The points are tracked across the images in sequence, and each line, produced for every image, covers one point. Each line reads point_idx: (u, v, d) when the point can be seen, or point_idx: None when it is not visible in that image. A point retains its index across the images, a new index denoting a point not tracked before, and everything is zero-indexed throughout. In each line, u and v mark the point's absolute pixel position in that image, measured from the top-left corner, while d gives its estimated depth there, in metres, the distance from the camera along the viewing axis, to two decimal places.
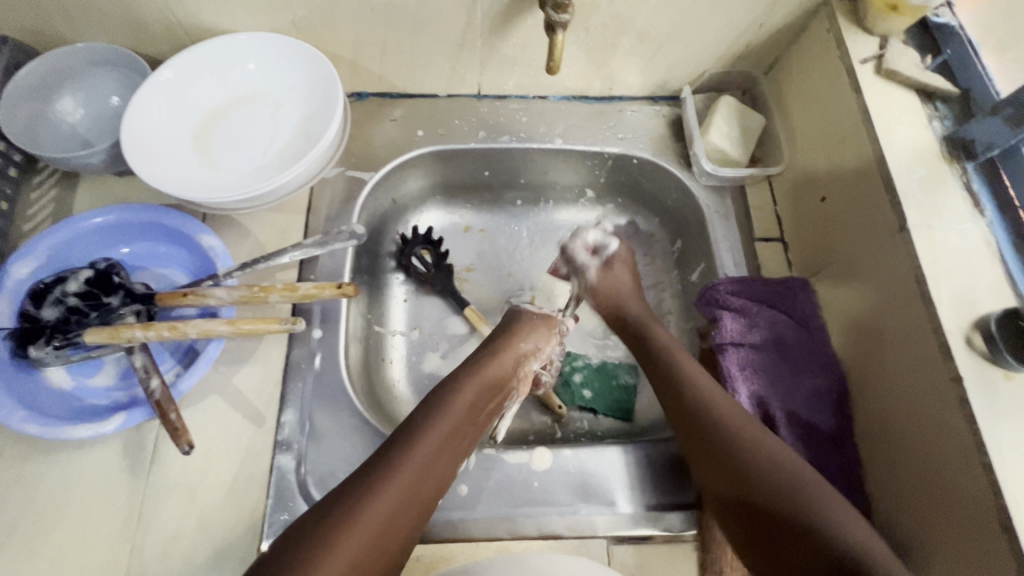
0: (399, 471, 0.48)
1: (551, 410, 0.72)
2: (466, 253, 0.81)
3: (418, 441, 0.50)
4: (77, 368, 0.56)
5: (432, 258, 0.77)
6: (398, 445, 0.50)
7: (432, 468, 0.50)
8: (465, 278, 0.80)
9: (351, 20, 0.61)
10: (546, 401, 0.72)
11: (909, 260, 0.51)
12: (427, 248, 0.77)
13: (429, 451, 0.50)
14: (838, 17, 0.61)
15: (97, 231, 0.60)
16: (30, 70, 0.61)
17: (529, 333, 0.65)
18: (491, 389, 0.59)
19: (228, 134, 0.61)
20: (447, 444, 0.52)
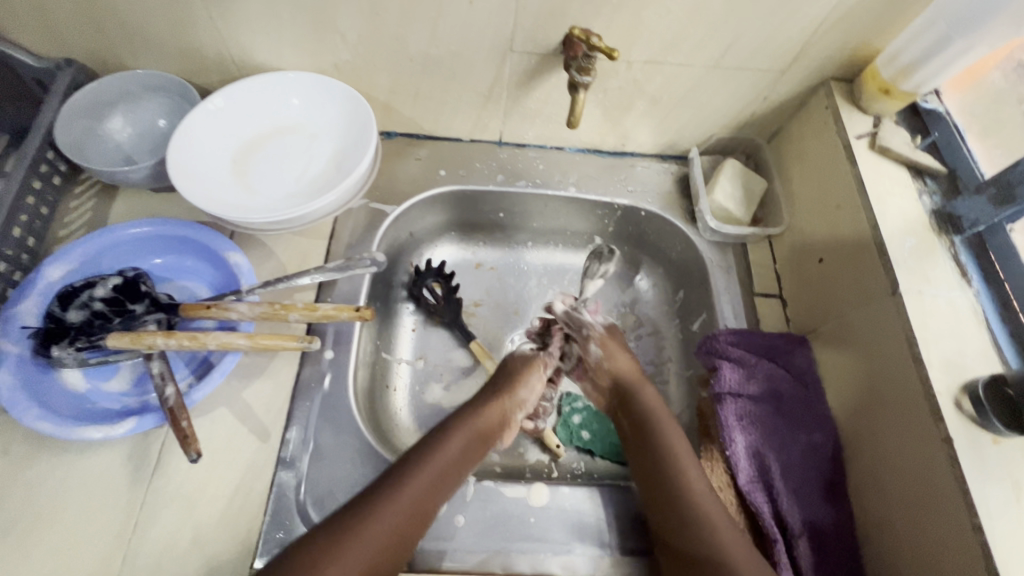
0: (384, 510, 0.49)
1: (549, 449, 0.73)
2: (475, 289, 0.84)
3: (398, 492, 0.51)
4: (94, 371, 0.58)
5: (442, 291, 0.80)
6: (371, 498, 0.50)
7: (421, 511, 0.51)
8: (473, 313, 0.82)
9: (389, 67, 0.67)
10: (544, 440, 0.72)
11: (900, 322, 0.54)
12: (438, 281, 0.80)
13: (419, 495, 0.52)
14: (835, 96, 0.66)
15: (129, 240, 0.63)
16: (87, 90, 0.66)
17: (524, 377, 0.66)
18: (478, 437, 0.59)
19: (265, 161, 0.65)
20: (428, 493, 0.53)
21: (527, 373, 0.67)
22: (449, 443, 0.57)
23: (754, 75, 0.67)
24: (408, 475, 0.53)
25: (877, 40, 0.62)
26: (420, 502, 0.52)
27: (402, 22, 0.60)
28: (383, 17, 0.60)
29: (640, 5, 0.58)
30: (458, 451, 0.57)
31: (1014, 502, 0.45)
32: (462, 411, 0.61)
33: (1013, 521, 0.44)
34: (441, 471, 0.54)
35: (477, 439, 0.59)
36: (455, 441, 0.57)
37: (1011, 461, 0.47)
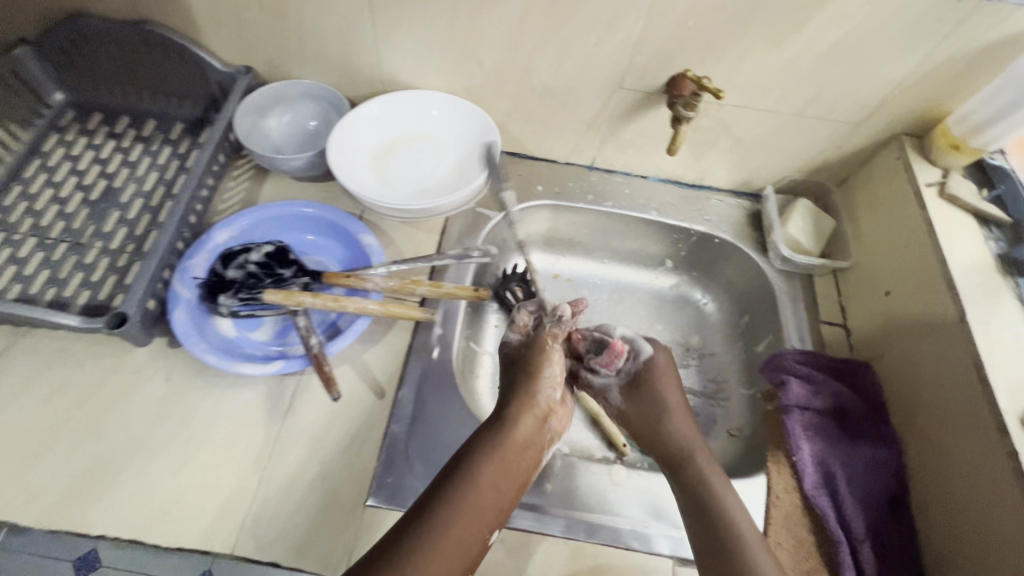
0: (442, 530, 0.50)
1: (616, 448, 0.77)
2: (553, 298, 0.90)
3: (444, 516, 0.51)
4: (242, 321, 0.67)
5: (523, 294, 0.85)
6: (419, 525, 0.50)
7: (471, 527, 0.52)
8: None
9: (512, 93, 0.78)
10: (612, 437, 0.77)
11: (968, 348, 0.59)
12: (520, 286, 0.85)
13: (465, 515, 0.52)
14: (907, 148, 0.74)
15: (280, 216, 0.74)
16: (260, 92, 0.80)
17: (550, 379, 0.63)
18: (517, 443, 0.58)
19: (401, 162, 0.77)
20: (476, 509, 0.53)
21: (545, 362, 0.63)
22: (485, 454, 0.56)
23: (832, 124, 0.75)
24: (452, 491, 0.53)
25: (948, 102, 0.70)
26: (474, 524, 0.52)
27: (533, 56, 0.72)
28: (518, 51, 0.71)
29: (740, 56, 0.68)
30: (497, 470, 0.55)
31: None
32: (496, 426, 0.58)
33: None
34: (489, 492, 0.54)
35: (517, 448, 0.58)
36: (493, 460, 0.56)
37: None
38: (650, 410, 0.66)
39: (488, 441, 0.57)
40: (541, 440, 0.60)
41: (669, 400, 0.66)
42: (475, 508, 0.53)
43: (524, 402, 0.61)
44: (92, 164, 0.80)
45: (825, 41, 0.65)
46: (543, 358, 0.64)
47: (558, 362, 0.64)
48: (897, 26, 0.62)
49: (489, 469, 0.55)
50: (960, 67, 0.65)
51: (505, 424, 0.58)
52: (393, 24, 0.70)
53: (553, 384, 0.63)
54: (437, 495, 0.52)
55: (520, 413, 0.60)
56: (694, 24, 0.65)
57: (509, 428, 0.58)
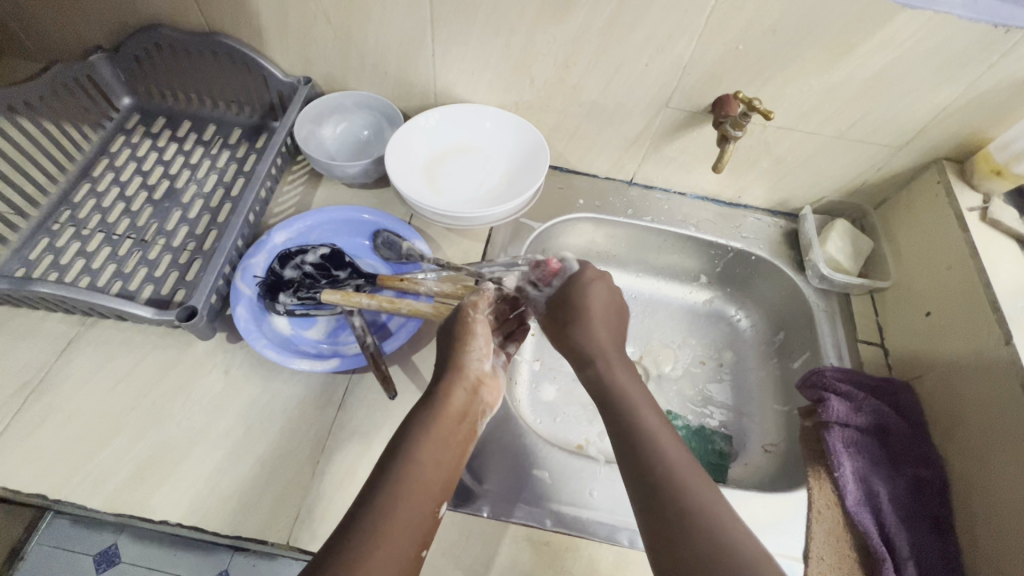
0: (392, 515, 0.48)
1: None
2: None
3: (390, 501, 0.48)
4: (297, 320, 0.70)
5: None
6: (363, 514, 0.47)
7: (416, 505, 0.49)
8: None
9: (559, 109, 0.81)
10: None
11: (1014, 370, 0.60)
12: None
13: (410, 496, 0.49)
14: (948, 173, 0.75)
15: (336, 220, 0.77)
16: (319, 101, 0.84)
17: (472, 347, 0.60)
18: (455, 417, 0.56)
19: (452, 172, 0.80)
20: (419, 489, 0.50)
21: (470, 333, 0.60)
22: (422, 434, 0.53)
23: (873, 148, 0.77)
24: (393, 475, 0.50)
25: (990, 129, 0.71)
26: (417, 504, 0.49)
27: (585, 75, 0.75)
28: (570, 69, 0.74)
29: (786, 79, 0.70)
30: (437, 446, 0.53)
31: None
32: (428, 403, 0.56)
33: None
34: (429, 468, 0.51)
35: (454, 423, 0.55)
36: (430, 431, 0.53)
37: None
38: (581, 301, 0.66)
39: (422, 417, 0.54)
40: (474, 407, 0.58)
41: (592, 300, 0.66)
42: (417, 485, 0.50)
43: (451, 374, 0.58)
44: (156, 165, 0.84)
45: (872, 67, 0.67)
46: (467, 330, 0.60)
47: (482, 334, 0.61)
48: (944, 55, 0.64)
49: (424, 443, 0.52)
50: (1004, 95, 0.67)
51: (438, 402, 0.56)
52: (452, 41, 0.74)
53: (479, 355, 0.60)
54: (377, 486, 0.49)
55: (450, 387, 0.57)
56: (744, 48, 0.67)
57: (439, 399, 0.56)
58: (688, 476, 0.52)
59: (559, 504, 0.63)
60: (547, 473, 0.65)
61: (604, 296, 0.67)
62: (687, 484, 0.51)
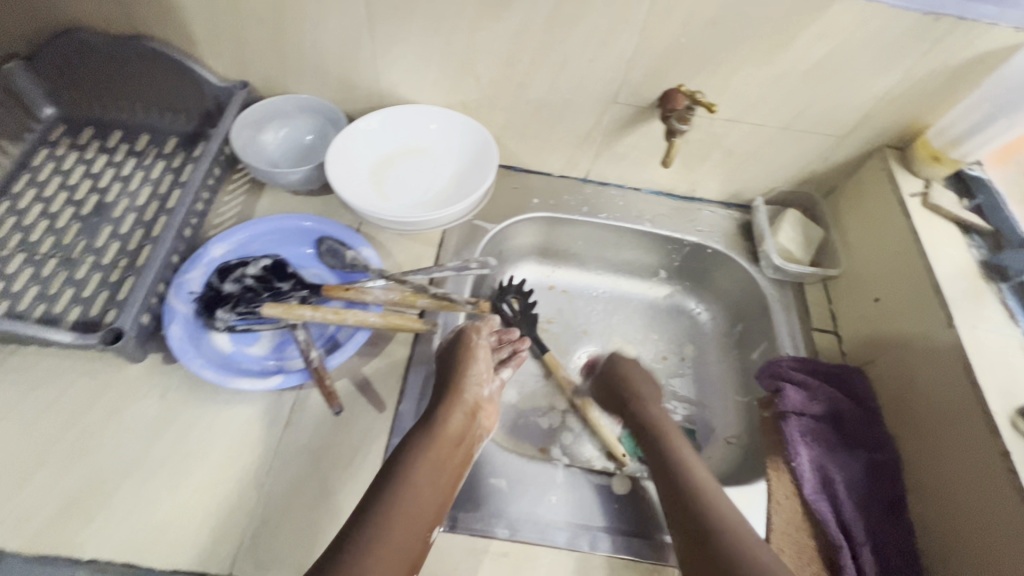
0: (385, 539, 0.51)
1: (615, 458, 0.76)
2: (549, 309, 0.93)
3: (383, 524, 0.51)
4: (239, 336, 0.66)
5: (519, 306, 0.87)
6: (356, 535, 0.50)
7: (411, 526, 0.52)
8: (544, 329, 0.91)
9: (508, 107, 0.79)
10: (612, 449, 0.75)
11: (957, 352, 0.61)
12: (515, 297, 0.88)
13: (404, 518, 0.52)
14: (890, 160, 0.77)
15: (279, 229, 0.74)
16: (257, 106, 0.80)
17: (472, 375, 0.64)
18: (452, 441, 0.59)
19: (398, 176, 0.77)
20: (416, 513, 0.53)
21: (469, 361, 0.64)
22: (419, 459, 0.56)
23: (819, 137, 0.78)
24: (387, 499, 0.53)
25: (928, 116, 0.72)
26: (410, 522, 0.52)
27: (530, 72, 0.73)
28: (515, 66, 0.73)
29: (730, 72, 0.70)
30: (430, 468, 0.56)
31: None
32: (426, 426, 0.59)
33: None
34: (423, 487, 0.55)
35: (452, 447, 0.59)
36: (429, 451, 0.57)
37: None
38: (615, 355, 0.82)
39: (421, 436, 0.58)
40: (473, 431, 0.62)
41: (637, 371, 0.78)
42: (409, 501, 0.53)
43: (451, 396, 0.62)
44: (83, 178, 0.79)
45: (812, 58, 0.67)
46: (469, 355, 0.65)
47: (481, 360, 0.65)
48: (880, 43, 0.64)
49: (424, 463, 0.56)
50: (939, 82, 0.68)
51: (436, 428, 0.59)
52: (391, 39, 0.71)
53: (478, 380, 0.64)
54: (376, 498, 0.53)
55: (447, 411, 0.60)
56: (686, 42, 0.67)
57: (440, 420, 0.60)
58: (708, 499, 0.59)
59: (518, 512, 0.61)
60: (505, 480, 0.64)
61: (652, 391, 0.76)
62: (710, 497, 0.59)
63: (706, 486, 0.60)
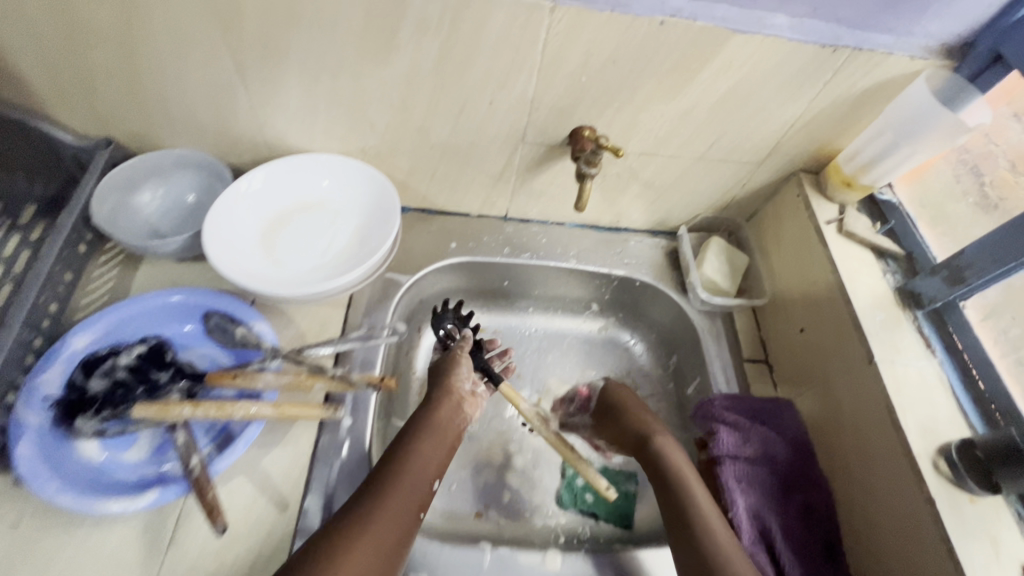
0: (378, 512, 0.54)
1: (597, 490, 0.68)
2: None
3: (379, 497, 0.55)
4: (110, 441, 0.58)
5: (459, 331, 0.77)
6: (351, 514, 0.54)
7: (404, 503, 0.56)
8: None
9: (410, 151, 0.73)
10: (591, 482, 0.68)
11: (879, 389, 0.60)
12: (453, 321, 0.77)
13: (397, 494, 0.56)
14: (805, 186, 0.75)
15: (159, 308, 0.65)
16: (125, 166, 0.71)
17: (458, 378, 0.69)
18: (438, 430, 0.63)
19: (292, 235, 0.69)
20: (407, 487, 0.57)
21: (453, 367, 0.70)
22: (410, 445, 0.61)
23: (734, 166, 0.76)
24: (379, 477, 0.57)
25: (837, 141, 0.72)
26: (398, 513, 0.55)
27: (428, 115, 0.67)
28: (411, 112, 0.67)
29: (637, 109, 0.66)
30: (421, 453, 0.61)
31: (994, 561, 0.49)
32: (415, 420, 0.64)
33: None
34: (417, 471, 0.59)
35: (438, 435, 0.63)
36: (420, 445, 0.61)
37: (989, 521, 0.52)
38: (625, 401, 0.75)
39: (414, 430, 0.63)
40: (458, 424, 0.66)
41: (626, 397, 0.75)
42: (398, 498, 0.56)
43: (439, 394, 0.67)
44: None
45: (717, 92, 0.64)
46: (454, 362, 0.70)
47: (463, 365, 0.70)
48: (783, 74, 0.62)
49: (413, 460, 0.60)
50: (843, 110, 0.67)
51: (422, 418, 0.64)
52: (268, 89, 0.64)
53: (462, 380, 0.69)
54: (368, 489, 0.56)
55: (433, 406, 0.65)
56: (587, 80, 0.63)
57: (431, 419, 0.64)
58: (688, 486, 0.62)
59: None
60: (425, 574, 0.59)
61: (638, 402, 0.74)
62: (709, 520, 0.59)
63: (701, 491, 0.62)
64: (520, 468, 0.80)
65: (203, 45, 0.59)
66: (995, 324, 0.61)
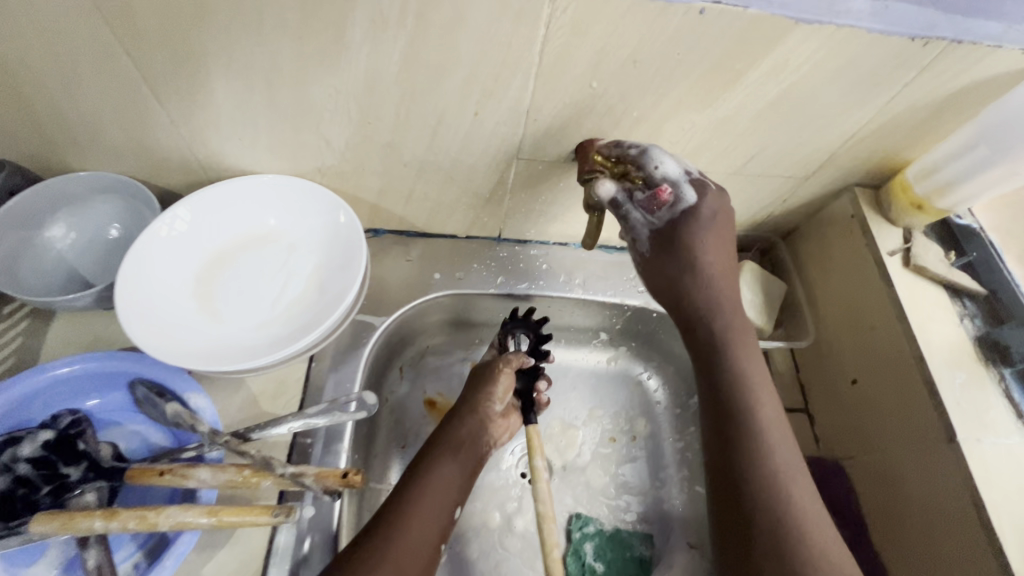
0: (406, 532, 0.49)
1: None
2: (451, 384, 0.74)
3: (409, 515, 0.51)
4: (13, 555, 0.46)
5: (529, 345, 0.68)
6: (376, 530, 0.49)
7: (430, 523, 0.51)
8: (437, 406, 0.72)
9: (379, 170, 0.59)
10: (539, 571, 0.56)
11: (963, 478, 0.48)
12: (526, 334, 0.68)
13: (424, 513, 0.51)
14: (862, 205, 0.62)
15: (68, 379, 0.52)
16: (25, 196, 0.57)
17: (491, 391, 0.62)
18: (466, 447, 0.58)
19: (235, 281, 0.56)
20: (436, 502, 0.53)
21: (492, 378, 0.62)
22: (442, 458, 0.56)
23: (777, 180, 0.62)
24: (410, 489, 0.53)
25: (907, 152, 0.58)
26: (414, 546, 0.49)
27: (397, 130, 0.53)
28: (375, 126, 0.53)
29: (662, 118, 0.52)
30: (453, 467, 0.56)
31: None
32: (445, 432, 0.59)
33: None
34: (446, 485, 0.54)
35: (466, 452, 0.58)
36: (442, 471, 0.55)
37: None
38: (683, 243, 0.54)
39: (434, 453, 0.57)
40: (485, 446, 0.60)
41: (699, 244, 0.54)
42: (423, 516, 0.51)
43: (464, 411, 0.60)
44: None
45: (765, 97, 0.50)
46: (489, 379, 0.62)
47: (502, 383, 0.62)
48: (854, 74, 0.48)
49: (433, 487, 0.53)
50: (922, 116, 0.53)
51: (451, 429, 0.59)
52: (190, 101, 0.50)
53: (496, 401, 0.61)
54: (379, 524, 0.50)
55: (462, 418, 0.60)
56: (600, 85, 0.48)
57: (457, 432, 0.59)
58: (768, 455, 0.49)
59: None
60: None
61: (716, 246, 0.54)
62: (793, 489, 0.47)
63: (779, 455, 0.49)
64: (520, 531, 0.70)
65: (93, 48, 0.45)
66: None
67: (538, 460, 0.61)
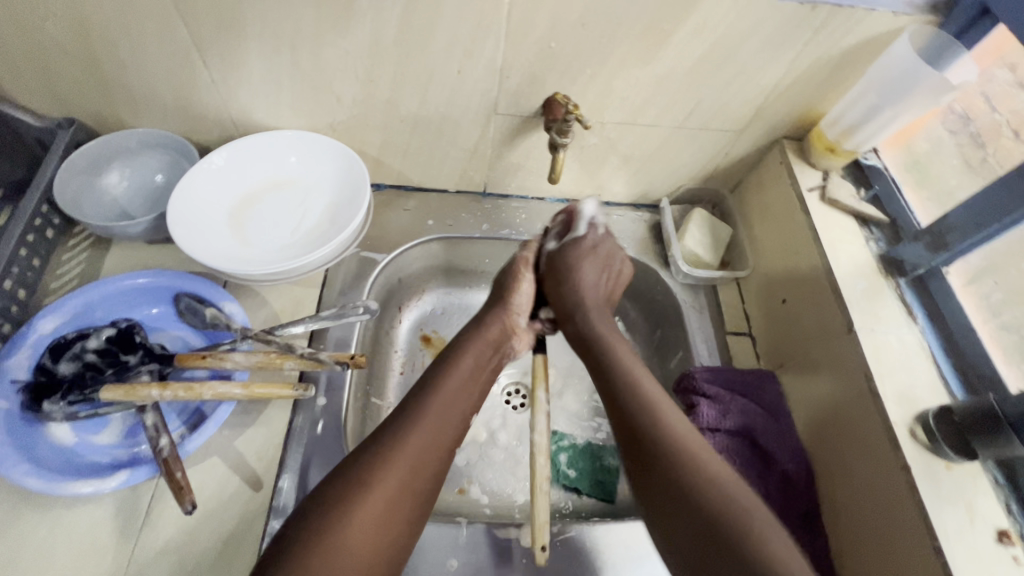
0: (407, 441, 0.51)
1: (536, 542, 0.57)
2: (443, 324, 0.85)
3: (412, 430, 0.52)
4: (82, 424, 0.58)
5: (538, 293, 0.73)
6: (384, 436, 0.51)
7: (443, 421, 0.54)
8: (432, 341, 0.83)
9: (380, 126, 0.71)
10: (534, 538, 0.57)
11: (858, 358, 0.59)
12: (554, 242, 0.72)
13: (434, 425, 0.53)
14: (788, 153, 0.73)
15: (127, 291, 0.64)
16: (90, 146, 0.69)
17: (515, 280, 0.68)
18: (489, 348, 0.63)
19: (261, 215, 0.70)
20: (454, 404, 0.56)
21: (514, 280, 0.68)
22: (463, 360, 0.60)
23: (715, 135, 0.74)
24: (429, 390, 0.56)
25: (820, 106, 0.69)
26: (424, 451, 0.51)
27: (396, 88, 0.66)
28: (377, 84, 0.65)
29: (612, 75, 0.64)
30: (475, 362, 0.61)
31: (968, 524, 0.49)
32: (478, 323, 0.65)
33: (970, 543, 0.48)
34: (462, 384, 0.58)
35: (489, 351, 0.63)
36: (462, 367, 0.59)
37: (964, 487, 0.51)
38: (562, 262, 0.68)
39: (460, 348, 0.62)
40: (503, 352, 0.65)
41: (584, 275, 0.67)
42: (432, 421, 0.54)
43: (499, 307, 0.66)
44: None
45: (693, 55, 0.62)
46: (513, 275, 0.68)
47: (527, 280, 0.68)
48: (761, 34, 0.59)
49: (450, 393, 0.57)
50: (827, 71, 0.64)
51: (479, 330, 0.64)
52: (228, 63, 0.62)
53: (519, 309, 0.66)
54: (388, 427, 0.52)
55: (489, 317, 0.65)
56: (558, 45, 0.60)
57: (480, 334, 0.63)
58: (651, 400, 0.54)
59: None
60: (403, 552, 0.60)
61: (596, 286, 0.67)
62: (712, 464, 0.49)
63: (663, 410, 0.54)
64: (503, 444, 0.79)
65: (155, 18, 0.56)
66: (978, 289, 0.61)
67: (540, 390, 0.64)
